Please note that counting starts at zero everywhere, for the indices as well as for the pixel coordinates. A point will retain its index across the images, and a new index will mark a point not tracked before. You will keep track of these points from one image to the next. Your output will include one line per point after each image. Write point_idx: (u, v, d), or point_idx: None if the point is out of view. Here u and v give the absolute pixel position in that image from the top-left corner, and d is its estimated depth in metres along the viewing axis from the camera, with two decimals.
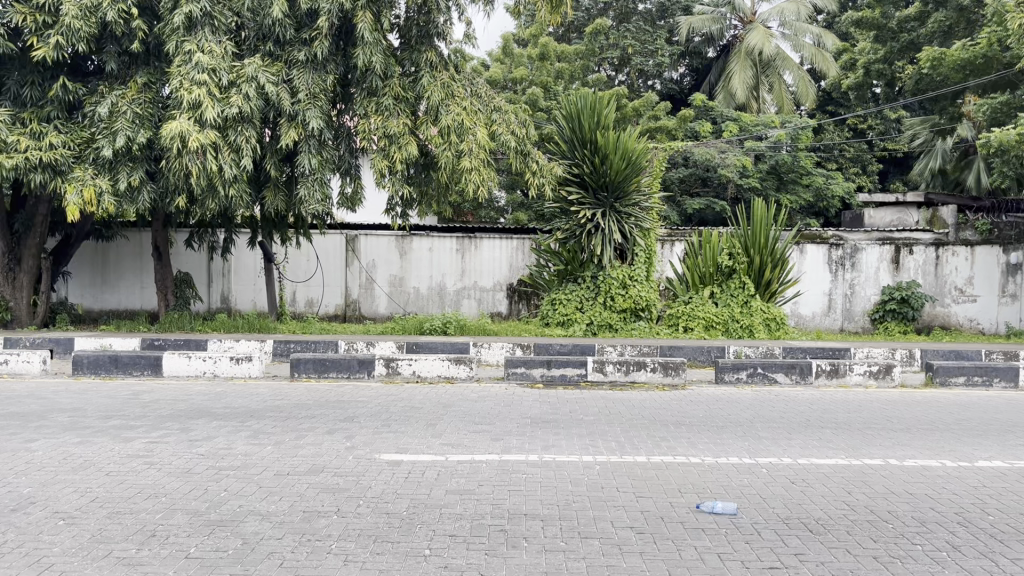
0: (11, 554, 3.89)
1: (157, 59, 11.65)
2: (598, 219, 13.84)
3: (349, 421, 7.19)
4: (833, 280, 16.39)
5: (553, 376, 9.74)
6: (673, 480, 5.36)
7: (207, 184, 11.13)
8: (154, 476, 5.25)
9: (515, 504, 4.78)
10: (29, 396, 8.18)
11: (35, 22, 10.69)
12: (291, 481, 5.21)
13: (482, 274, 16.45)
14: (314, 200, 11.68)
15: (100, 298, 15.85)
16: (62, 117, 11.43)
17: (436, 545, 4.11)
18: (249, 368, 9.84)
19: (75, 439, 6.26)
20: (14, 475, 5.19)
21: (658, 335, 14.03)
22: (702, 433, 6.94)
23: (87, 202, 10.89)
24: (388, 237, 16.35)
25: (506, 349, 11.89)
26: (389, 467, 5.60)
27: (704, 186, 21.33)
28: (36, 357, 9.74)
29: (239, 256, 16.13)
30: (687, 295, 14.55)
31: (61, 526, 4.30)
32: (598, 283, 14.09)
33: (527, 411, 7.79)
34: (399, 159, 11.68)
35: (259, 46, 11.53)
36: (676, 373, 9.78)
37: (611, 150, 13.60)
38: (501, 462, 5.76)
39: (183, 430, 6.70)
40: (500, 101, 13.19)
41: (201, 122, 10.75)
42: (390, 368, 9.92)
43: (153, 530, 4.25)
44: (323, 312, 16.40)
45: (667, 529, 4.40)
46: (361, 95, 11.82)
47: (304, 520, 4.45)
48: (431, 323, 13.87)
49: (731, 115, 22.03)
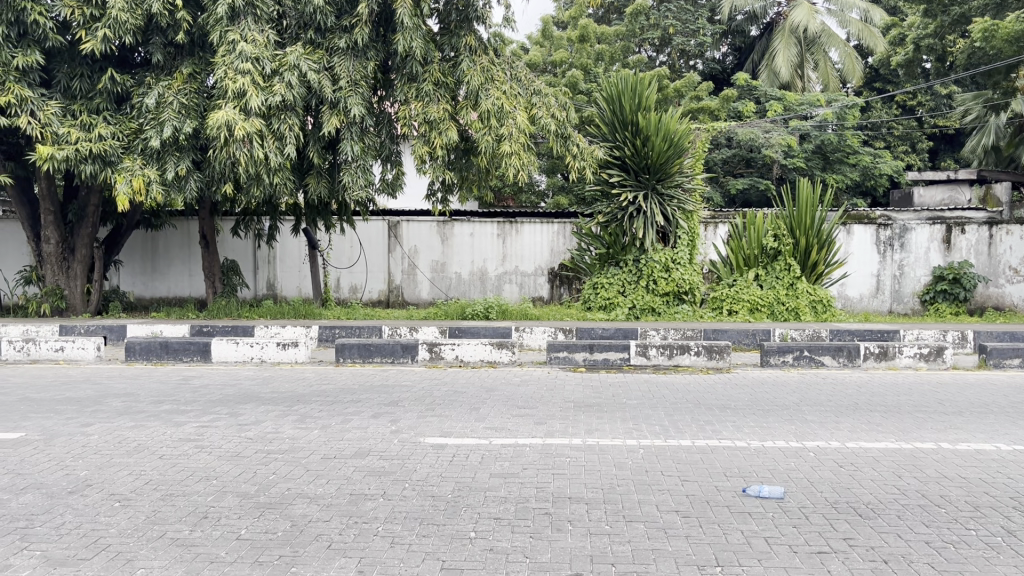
0: (70, 535, 4.00)
1: (202, 50, 11.81)
2: (640, 201, 13.76)
3: (393, 405, 7.26)
4: (881, 261, 16.10)
5: (596, 360, 9.72)
6: (719, 463, 5.32)
7: (253, 172, 11.27)
8: (205, 460, 5.36)
9: (559, 487, 4.80)
10: (85, 382, 8.40)
11: (83, 15, 10.86)
12: (338, 464, 5.29)
13: (523, 259, 16.44)
14: (357, 186, 11.78)
15: (150, 285, 16.20)
16: (111, 109, 11.65)
17: (481, 528, 4.14)
18: (295, 353, 9.98)
19: (129, 424, 6.42)
20: (71, 459, 5.35)
21: (701, 319, 13.88)
22: (748, 416, 6.88)
23: (137, 191, 11.11)
24: (430, 223, 16.44)
25: (548, 333, 11.87)
26: (434, 450, 5.65)
27: (748, 167, 20.99)
28: (90, 344, 9.99)
29: (284, 243, 16.33)
30: (732, 278, 14.39)
31: (117, 507, 4.42)
32: (640, 267, 13.99)
33: (570, 395, 7.79)
34: (439, 145, 11.71)
35: (300, 35, 11.61)
36: (721, 357, 9.67)
37: (653, 131, 13.45)
38: (545, 445, 5.77)
39: (232, 414, 6.83)
40: (540, 84, 13.12)
41: (246, 111, 10.88)
42: (433, 353, 9.99)
43: (205, 512, 4.35)
44: (367, 297, 16.57)
45: (713, 513, 4.37)
46: (402, 80, 11.88)
47: (351, 503, 4.51)
48: (473, 307, 13.96)
49: (775, 95, 21.68)
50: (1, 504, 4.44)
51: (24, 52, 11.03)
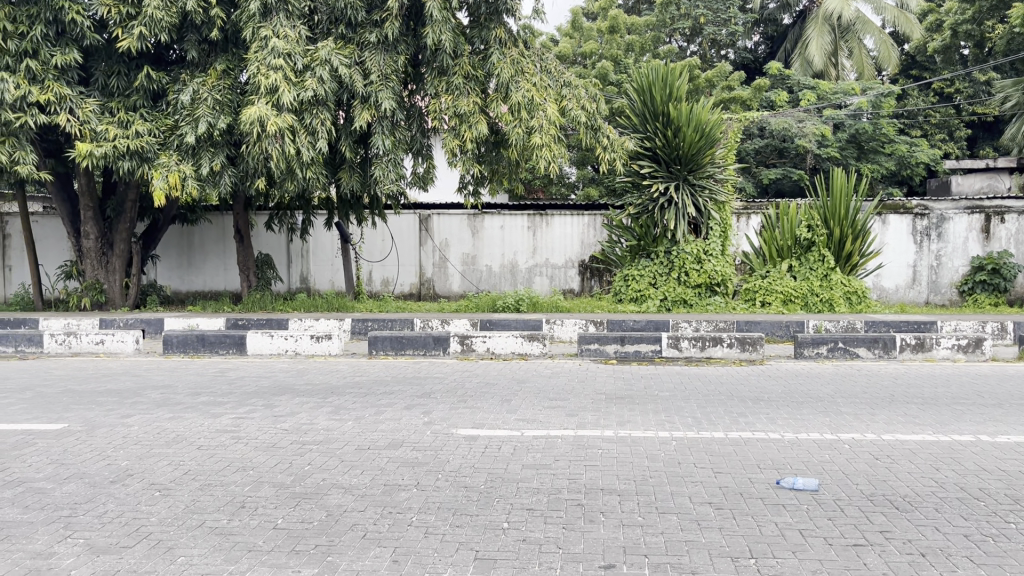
0: (113, 523, 4.10)
1: (235, 46, 11.93)
2: (672, 192, 13.70)
3: (426, 397, 7.31)
4: (917, 252, 15.86)
5: (627, 353, 9.71)
6: (752, 455, 5.30)
7: (286, 167, 11.40)
8: (242, 450, 5.45)
9: (592, 479, 4.80)
10: (125, 374, 8.57)
11: (119, 14, 11.05)
12: (371, 455, 5.34)
13: (554, 251, 16.42)
14: (388, 179, 11.86)
15: (187, 280, 16.44)
16: (147, 106, 11.83)
17: (514, 518, 4.16)
18: (328, 346, 10.08)
19: (168, 415, 6.54)
20: (113, 449, 5.46)
21: (734, 311, 13.77)
22: (781, 408, 6.83)
23: (173, 186, 11.28)
24: (460, 216, 16.49)
25: (579, 326, 11.87)
26: (467, 441, 5.68)
27: (781, 157, 20.76)
28: (129, 337, 10.18)
29: (317, 237, 16.48)
30: (764, 269, 14.26)
31: (157, 496, 4.51)
32: (672, 258, 13.94)
33: (601, 387, 7.79)
34: (469, 139, 11.74)
35: (332, 30, 11.68)
36: (754, 348, 9.61)
37: (684, 122, 13.36)
38: (577, 437, 5.77)
39: (268, 406, 6.93)
40: (570, 76, 13.08)
41: (279, 106, 10.99)
42: (465, 345, 10.02)
43: (243, 502, 4.42)
44: (399, 290, 16.66)
45: (747, 505, 4.36)
46: (432, 74, 11.94)
47: (386, 494, 4.56)
48: (504, 300, 14.00)
49: (809, 84, 21.44)
50: (45, 493, 4.55)
51: (63, 50, 11.26)
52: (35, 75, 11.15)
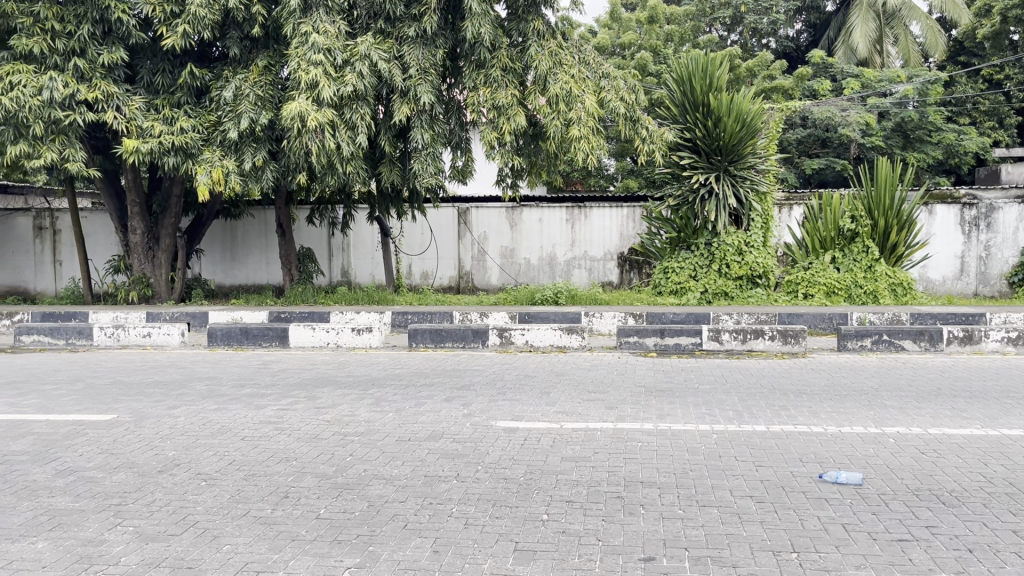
0: (161, 512, 4.19)
1: (276, 41, 12.00)
2: (712, 183, 13.58)
3: (465, 389, 7.35)
4: (966, 242, 15.50)
5: (667, 345, 9.66)
6: (795, 449, 5.24)
7: (327, 162, 11.52)
8: (285, 441, 5.53)
9: (631, 472, 4.79)
10: (171, 367, 8.75)
11: (164, 12, 11.24)
12: (412, 446, 5.39)
13: (593, 244, 16.36)
14: (427, 173, 11.94)
15: (230, 273, 16.70)
16: (191, 102, 12.00)
17: (554, 510, 4.17)
18: (369, 338, 10.18)
19: (213, 406, 6.67)
20: (161, 439, 5.59)
21: (776, 303, 13.62)
22: (824, 401, 6.74)
23: (216, 181, 11.46)
24: (499, 209, 16.50)
25: (618, 318, 11.84)
26: (506, 433, 5.70)
27: (824, 147, 20.44)
28: (175, 330, 10.37)
29: (358, 231, 16.62)
30: (807, 260, 14.05)
31: (203, 486, 4.61)
32: (713, 250, 13.78)
33: (641, 380, 7.77)
34: (507, 131, 11.75)
35: (371, 24, 11.74)
36: (796, 341, 9.50)
37: (725, 112, 13.20)
38: (616, 430, 5.76)
39: (310, 397, 7.03)
40: (609, 67, 12.99)
41: (319, 101, 11.10)
42: (504, 338, 10.04)
43: (286, 492, 4.49)
44: (437, 284, 16.76)
45: (789, 498, 4.31)
46: (470, 67, 11.94)
47: (426, 484, 4.60)
48: (542, 293, 14.01)
49: (852, 72, 21.06)
50: (96, 482, 4.67)
51: (109, 49, 11.48)
52: (83, 74, 11.39)
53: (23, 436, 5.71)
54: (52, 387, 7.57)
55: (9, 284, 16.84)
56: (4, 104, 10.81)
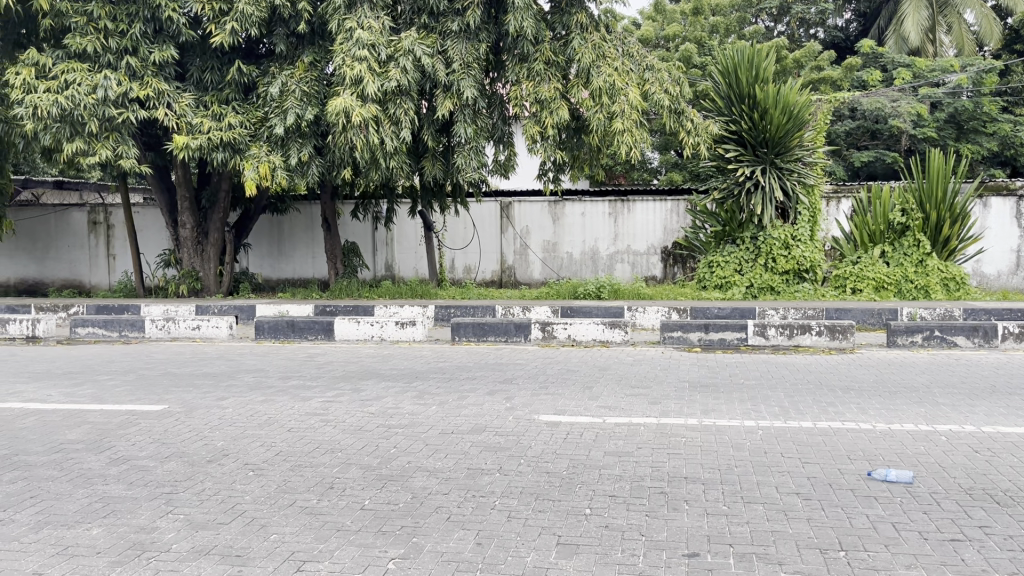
0: (210, 500, 4.28)
1: (321, 38, 12.12)
2: (757, 176, 13.40)
3: (508, 383, 7.38)
4: (1022, 236, 15.09)
5: (711, 341, 9.54)
6: (842, 446, 5.15)
7: (371, 156, 11.63)
8: (330, 433, 5.61)
9: (675, 467, 4.76)
10: (220, 359, 8.92)
11: (212, 10, 11.44)
12: (456, 439, 5.42)
13: (635, 238, 16.25)
14: (471, 168, 11.98)
15: (277, 267, 16.95)
16: (239, 99, 12.17)
17: (597, 504, 4.16)
18: (413, 331, 10.26)
19: (261, 398, 6.78)
20: (210, 430, 5.70)
21: (823, 298, 13.39)
22: (873, 398, 6.61)
23: (263, 177, 11.64)
24: (542, 203, 16.50)
25: (661, 313, 11.76)
26: (549, 427, 5.71)
27: (873, 139, 20.08)
28: (224, 322, 10.59)
29: (402, 225, 16.74)
30: (855, 255, 13.79)
31: (251, 476, 4.69)
32: (758, 244, 13.63)
33: (685, 375, 7.70)
34: (550, 125, 11.73)
35: (414, 20, 11.81)
36: (844, 337, 9.34)
37: (771, 103, 13.02)
38: (659, 425, 5.72)
39: (355, 390, 7.12)
40: (653, 59, 12.89)
41: (363, 97, 11.18)
42: (546, 332, 10.04)
43: (332, 483, 4.55)
44: (481, 278, 16.81)
45: (837, 496, 4.24)
46: (513, 61, 11.93)
47: (469, 477, 4.62)
48: (585, 287, 13.98)
49: (904, 61, 20.59)
50: (148, 470, 4.79)
51: (160, 47, 11.72)
52: (135, 72, 11.65)
53: (79, 425, 5.87)
54: (106, 377, 7.79)
55: (64, 278, 17.30)
56: (60, 103, 11.09)
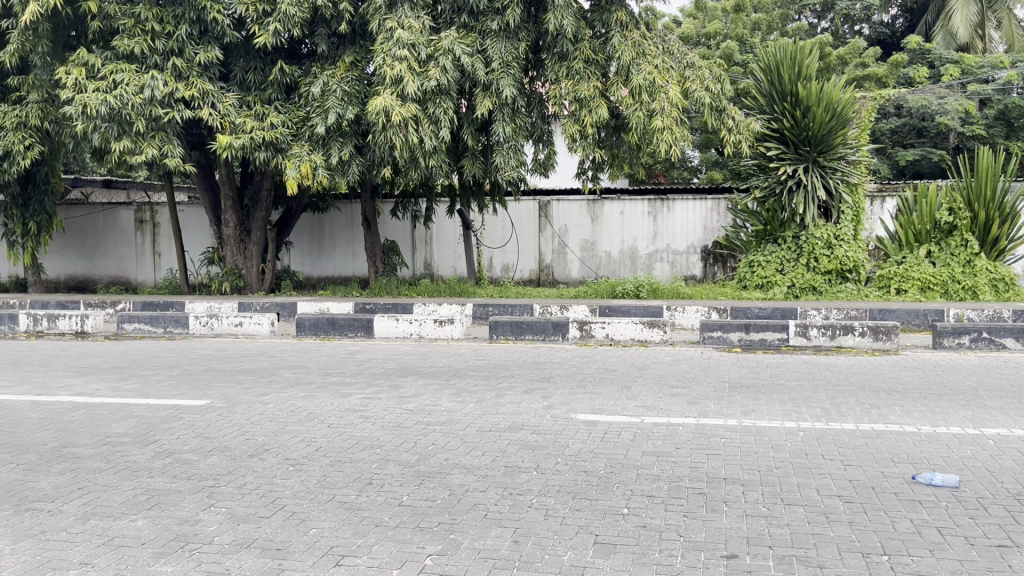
0: (251, 494, 4.34)
1: (362, 38, 12.23)
2: (800, 174, 13.24)
3: (545, 381, 7.38)
4: None
5: (752, 341, 9.43)
6: (886, 449, 5.07)
7: (410, 155, 11.71)
8: (369, 429, 5.66)
9: (714, 468, 4.72)
10: (261, 355, 9.06)
11: (256, 11, 11.64)
12: (493, 436, 5.44)
13: (675, 237, 16.12)
14: (509, 166, 11.99)
15: (317, 265, 17.13)
16: (281, 99, 12.34)
17: (634, 504, 4.14)
18: (451, 330, 10.30)
19: (301, 394, 6.86)
20: (252, 425, 5.78)
21: (867, 298, 13.15)
22: (918, 400, 6.49)
23: (305, 175, 11.79)
24: (580, 201, 16.47)
25: (701, 313, 11.67)
26: (586, 426, 5.69)
27: (920, 137, 19.71)
28: (265, 319, 10.73)
29: (440, 224, 16.81)
30: (900, 255, 13.55)
31: (291, 470, 4.75)
32: (801, 244, 13.46)
33: (725, 375, 7.63)
34: (589, 124, 11.72)
35: (454, 19, 11.86)
36: (888, 337, 9.18)
37: (814, 101, 12.84)
38: (698, 425, 5.68)
39: (393, 387, 7.17)
40: (693, 57, 12.78)
41: (403, 96, 11.25)
42: (584, 331, 10.03)
43: (370, 479, 4.59)
44: (518, 277, 16.82)
45: (880, 500, 4.17)
46: (553, 60, 11.91)
47: (506, 475, 4.63)
48: (623, 287, 13.92)
49: (952, 58, 20.17)
50: (191, 464, 4.88)
51: (205, 48, 11.93)
52: (181, 73, 11.87)
53: (125, 419, 6.00)
54: (151, 372, 7.95)
55: (112, 275, 17.70)
56: (109, 102, 11.31)
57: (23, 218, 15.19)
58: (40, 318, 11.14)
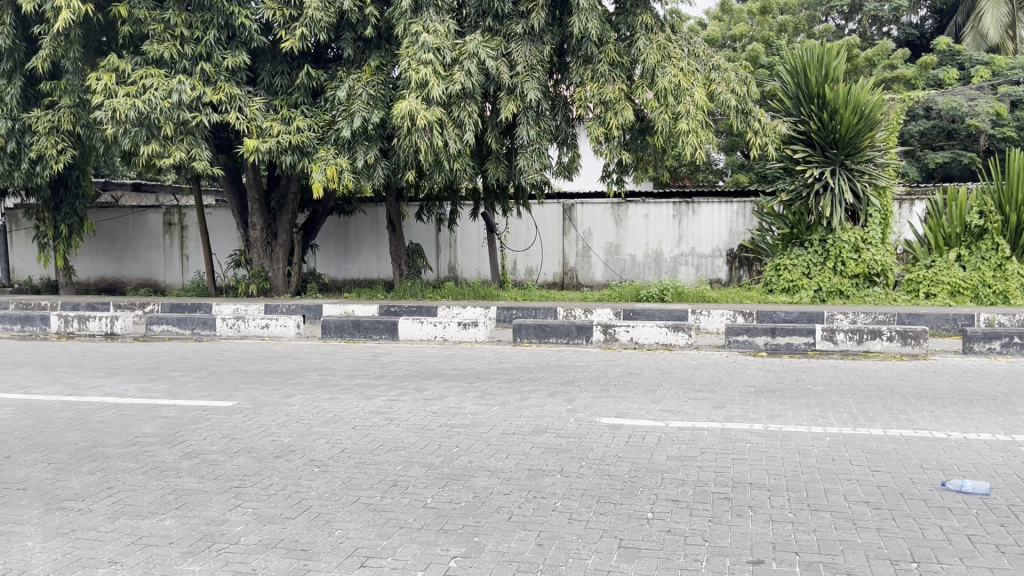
0: (277, 495, 4.37)
1: (388, 42, 12.29)
2: (827, 177, 13.13)
3: (569, 385, 7.37)
4: None
5: (778, 345, 9.38)
6: (915, 455, 5.00)
7: (435, 159, 11.76)
8: (394, 431, 5.68)
9: (739, 472, 4.69)
10: (287, 357, 9.13)
11: (283, 16, 11.78)
12: (517, 440, 5.43)
13: (700, 240, 16.03)
14: (533, 170, 11.98)
15: (343, 267, 17.24)
16: (307, 103, 12.43)
17: (659, 508, 4.13)
18: (475, 332, 10.32)
19: (326, 395, 6.91)
20: (277, 426, 5.83)
21: (895, 302, 13.01)
22: (948, 406, 6.41)
23: (331, 179, 11.89)
24: (604, 205, 16.44)
25: (726, 316, 11.59)
26: (610, 430, 5.68)
27: (949, 139, 19.45)
28: (291, 322, 10.82)
29: (464, 227, 16.84)
30: (929, 258, 13.39)
31: (316, 472, 4.78)
32: (828, 247, 13.32)
33: (750, 380, 7.57)
34: (615, 126, 11.70)
35: (479, 23, 11.90)
36: (917, 342, 9.06)
37: (841, 103, 12.73)
38: (724, 430, 5.64)
39: (418, 389, 7.19)
40: (719, 59, 12.71)
41: (428, 100, 11.31)
42: (608, 335, 9.99)
43: (395, 480, 4.61)
44: (542, 280, 16.82)
45: (908, 506, 4.12)
46: (577, 63, 11.90)
47: (530, 478, 4.63)
48: (648, 290, 13.88)
49: (982, 59, 19.91)
50: (218, 464, 4.93)
51: (233, 53, 12.06)
52: (209, 77, 12.01)
53: (153, 419, 6.07)
54: (179, 373, 8.05)
55: (141, 276, 17.92)
56: (137, 107, 11.45)
57: (55, 220, 15.45)
58: (70, 319, 11.29)
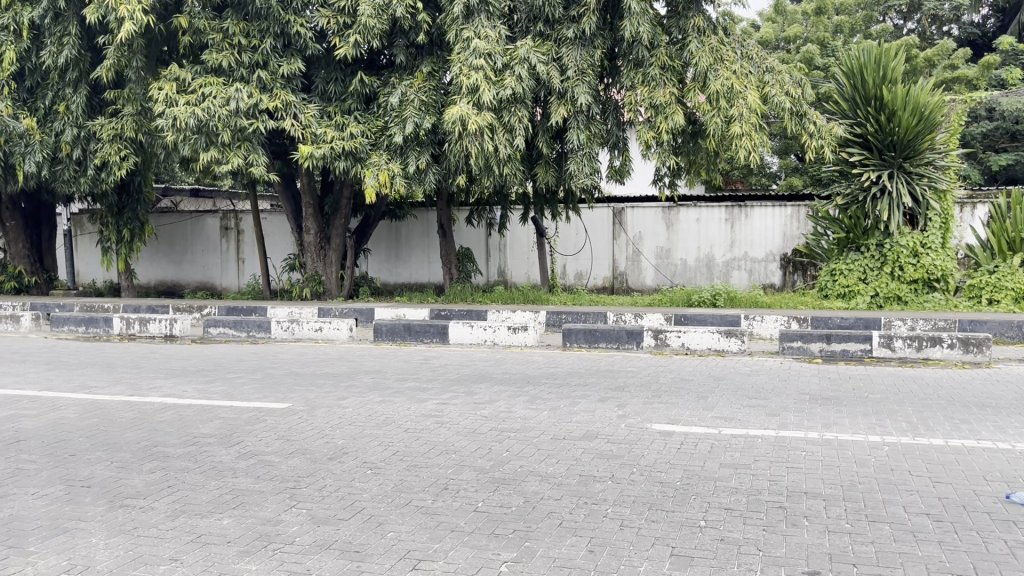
0: (331, 497, 4.43)
1: (439, 48, 12.42)
2: (884, 181, 12.86)
3: (620, 390, 7.32)
4: None
5: (834, 352, 9.18)
6: (977, 466, 4.86)
7: (485, 163, 11.80)
8: (445, 435, 5.72)
9: (794, 481, 4.61)
10: (340, 359, 9.27)
11: (337, 24, 12.02)
12: (567, 445, 5.42)
13: (753, 245, 15.80)
14: (583, 173, 11.97)
15: (394, 271, 17.41)
16: (360, 109, 12.59)
17: (711, 517, 4.08)
18: (524, 337, 10.32)
19: (378, 398, 6.99)
20: (331, 428, 5.92)
21: (956, 309, 12.64)
22: (1012, 416, 6.21)
23: (383, 184, 12.02)
24: (655, 209, 16.33)
25: (780, 322, 11.33)
26: (662, 437, 5.63)
27: (1014, 141, 18.85)
28: (344, 325, 10.99)
29: (514, 231, 16.89)
30: (992, 264, 13.02)
31: (369, 474, 4.84)
32: (885, 252, 13.05)
33: (805, 387, 7.44)
34: (665, 130, 11.62)
35: (530, 27, 11.92)
36: (979, 350, 8.83)
37: (900, 105, 12.47)
38: (778, 438, 5.56)
39: (468, 393, 7.23)
40: (774, 61, 12.54)
41: (479, 105, 11.38)
42: (659, 340, 9.94)
43: (445, 484, 4.64)
44: (592, 284, 16.78)
45: (972, 519, 4.01)
46: (628, 66, 11.83)
47: (581, 484, 4.61)
48: (700, 295, 13.73)
49: None
50: (273, 465, 5.02)
51: (289, 61, 12.30)
52: (265, 85, 12.25)
53: (211, 420, 6.22)
54: (236, 375, 8.22)
55: (200, 279, 18.34)
56: (197, 114, 11.71)
57: (118, 224, 15.89)
58: (132, 322, 11.63)
